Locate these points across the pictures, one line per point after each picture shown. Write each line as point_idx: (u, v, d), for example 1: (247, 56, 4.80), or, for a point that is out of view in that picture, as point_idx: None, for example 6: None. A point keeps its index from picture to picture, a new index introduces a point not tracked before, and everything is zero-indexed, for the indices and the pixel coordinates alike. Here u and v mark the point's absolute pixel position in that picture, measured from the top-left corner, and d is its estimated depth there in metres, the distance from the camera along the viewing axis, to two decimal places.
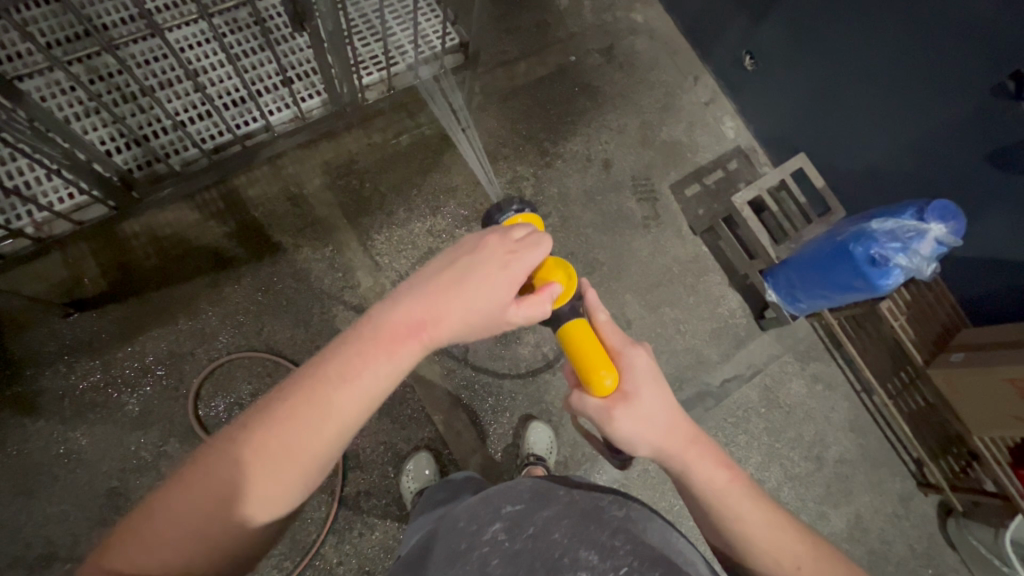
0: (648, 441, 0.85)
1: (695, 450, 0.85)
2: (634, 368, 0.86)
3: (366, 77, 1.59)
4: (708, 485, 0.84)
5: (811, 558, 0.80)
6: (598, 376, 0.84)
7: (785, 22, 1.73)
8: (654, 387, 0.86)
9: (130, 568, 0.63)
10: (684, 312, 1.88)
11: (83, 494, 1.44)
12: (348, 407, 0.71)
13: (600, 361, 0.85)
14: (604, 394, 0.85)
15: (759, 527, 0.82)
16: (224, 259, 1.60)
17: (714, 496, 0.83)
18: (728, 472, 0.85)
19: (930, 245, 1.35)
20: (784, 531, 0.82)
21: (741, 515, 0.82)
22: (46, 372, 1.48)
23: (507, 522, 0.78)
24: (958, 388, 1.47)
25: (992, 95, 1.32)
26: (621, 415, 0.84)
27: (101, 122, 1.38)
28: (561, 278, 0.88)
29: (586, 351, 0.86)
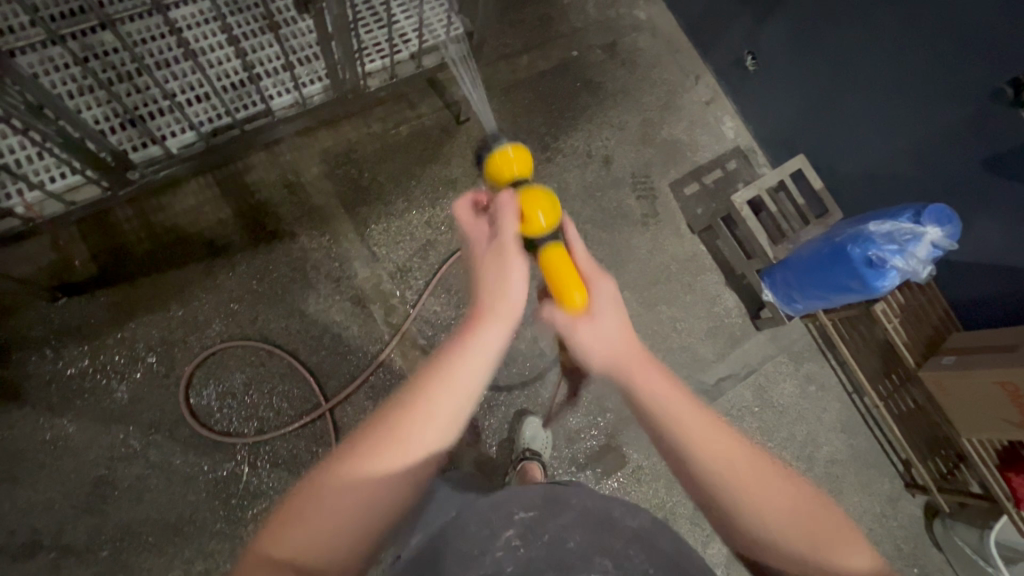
0: (599, 353, 0.83)
1: (642, 369, 0.81)
2: (600, 292, 0.88)
3: (369, 64, 1.52)
4: (650, 396, 0.79)
5: (750, 458, 0.77)
6: (569, 294, 0.86)
7: (786, 23, 1.73)
8: (615, 313, 0.86)
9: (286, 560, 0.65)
10: (680, 310, 1.89)
11: (69, 483, 1.41)
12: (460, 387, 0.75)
13: (573, 282, 0.87)
14: (571, 312, 0.86)
15: (700, 430, 0.77)
16: (219, 245, 1.57)
17: (655, 406, 0.78)
18: (671, 385, 0.81)
19: (926, 248, 1.37)
20: (723, 438, 0.78)
21: (682, 420, 0.77)
22: (32, 357, 1.45)
23: (520, 529, 0.75)
24: (948, 391, 1.48)
25: (991, 100, 1.34)
26: (583, 332, 0.85)
27: (96, 101, 1.35)
28: (543, 207, 0.92)
29: (558, 269, 0.89)
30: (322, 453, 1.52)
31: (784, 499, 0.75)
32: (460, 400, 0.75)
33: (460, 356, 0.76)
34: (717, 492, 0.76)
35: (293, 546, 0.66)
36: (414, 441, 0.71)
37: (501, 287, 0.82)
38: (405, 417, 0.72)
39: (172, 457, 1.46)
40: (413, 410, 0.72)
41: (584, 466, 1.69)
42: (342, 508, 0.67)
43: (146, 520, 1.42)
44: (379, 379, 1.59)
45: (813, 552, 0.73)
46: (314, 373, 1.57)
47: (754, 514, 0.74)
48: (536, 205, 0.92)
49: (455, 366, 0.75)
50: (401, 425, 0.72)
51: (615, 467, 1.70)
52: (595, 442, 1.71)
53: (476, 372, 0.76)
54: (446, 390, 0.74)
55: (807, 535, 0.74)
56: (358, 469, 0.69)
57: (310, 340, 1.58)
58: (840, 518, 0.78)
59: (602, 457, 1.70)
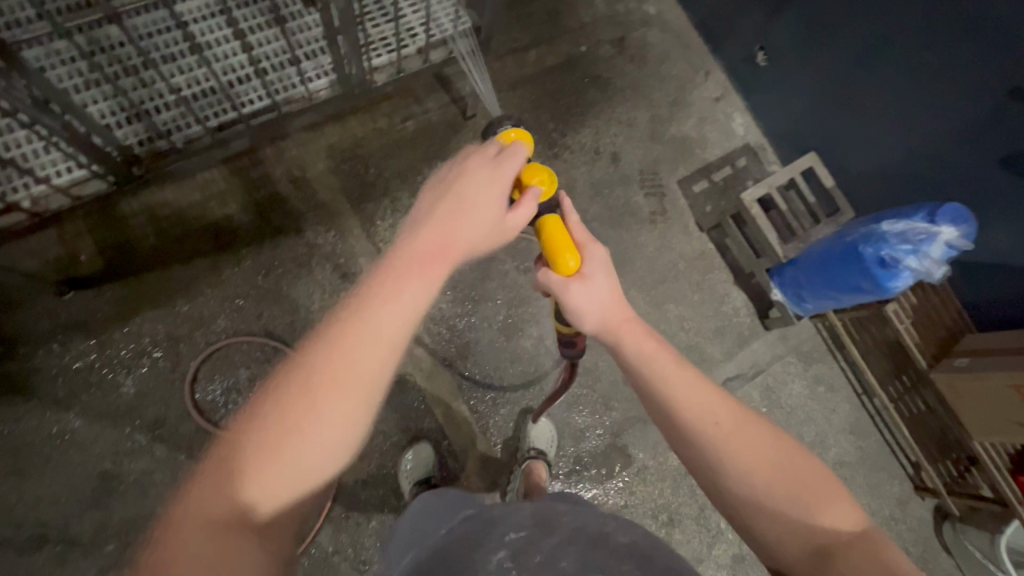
0: (592, 314, 0.86)
1: (629, 329, 0.87)
2: (594, 259, 0.86)
3: (375, 59, 1.51)
4: (637, 352, 0.85)
5: (731, 415, 0.81)
6: (563, 259, 0.83)
7: (799, 18, 1.70)
8: (607, 277, 0.87)
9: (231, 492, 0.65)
10: (688, 309, 1.87)
11: (76, 477, 1.42)
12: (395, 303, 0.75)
13: (566, 245, 0.83)
14: (564, 275, 0.84)
15: (682, 388, 0.82)
16: (225, 241, 1.57)
17: (641, 362, 0.85)
18: (656, 344, 0.87)
19: (941, 249, 1.34)
20: (706, 393, 0.83)
21: (666, 377, 0.83)
22: (39, 351, 1.45)
23: (513, 549, 0.73)
24: (960, 394, 1.47)
25: (1008, 98, 1.30)
26: (577, 293, 0.84)
27: (102, 95, 1.34)
28: (540, 179, 0.85)
29: (554, 235, 0.83)
30: None
31: (765, 452, 0.78)
32: (399, 321, 0.75)
33: (385, 286, 0.76)
34: (700, 443, 0.79)
35: (217, 487, 0.65)
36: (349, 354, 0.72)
37: (437, 218, 0.82)
38: (328, 346, 0.72)
39: (177, 453, 1.46)
40: (338, 339, 0.73)
41: (589, 466, 1.68)
42: (280, 427, 0.67)
43: (151, 515, 1.43)
44: None
45: (794, 504, 0.75)
46: None
47: (736, 465, 0.78)
48: (534, 176, 0.85)
49: (380, 295, 0.76)
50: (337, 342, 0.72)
51: (621, 467, 1.69)
52: (600, 441, 1.70)
53: (402, 298, 0.76)
54: (370, 318, 0.74)
55: (787, 485, 0.77)
56: (284, 403, 0.69)
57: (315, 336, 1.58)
58: (824, 478, 0.79)
59: (607, 456, 1.69)
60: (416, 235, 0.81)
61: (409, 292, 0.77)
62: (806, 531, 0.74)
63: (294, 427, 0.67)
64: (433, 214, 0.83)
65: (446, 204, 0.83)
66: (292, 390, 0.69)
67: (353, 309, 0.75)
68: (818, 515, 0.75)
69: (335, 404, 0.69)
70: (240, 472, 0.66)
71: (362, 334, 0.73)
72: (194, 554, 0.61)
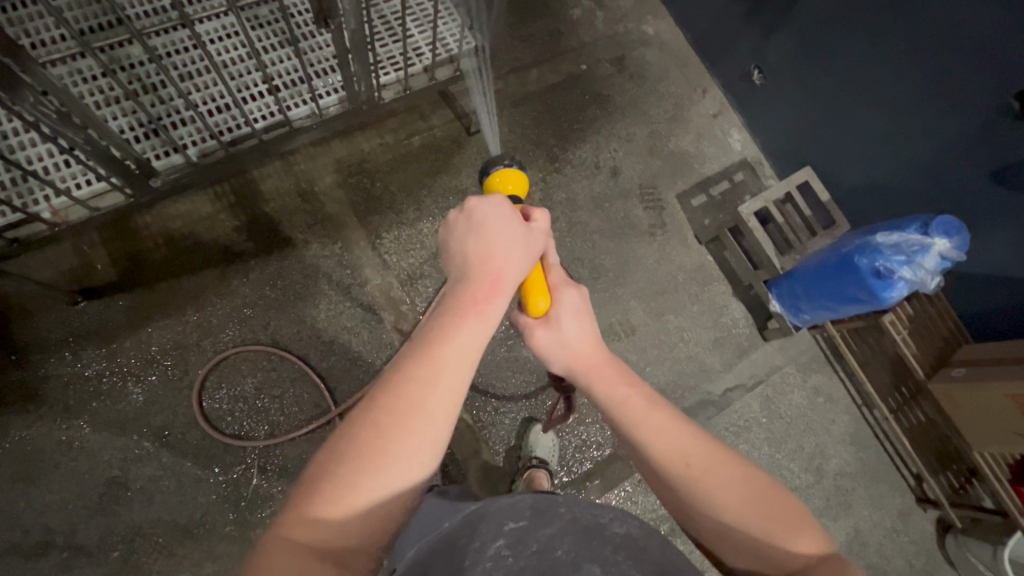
0: (558, 356, 0.90)
1: (598, 370, 0.88)
2: (563, 302, 0.91)
3: (383, 77, 1.56)
4: (604, 394, 0.87)
5: (703, 454, 0.81)
6: (533, 300, 0.89)
7: (792, 38, 1.76)
8: (576, 318, 0.91)
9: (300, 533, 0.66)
10: (687, 320, 1.89)
11: (84, 483, 1.43)
12: (455, 356, 0.75)
13: (538, 289, 0.90)
14: (533, 317, 0.90)
15: (651, 428, 0.83)
16: (234, 253, 1.61)
17: (610, 404, 0.86)
18: (629, 387, 0.87)
19: (934, 259, 1.37)
20: (677, 432, 0.83)
21: (635, 418, 0.84)
22: (51, 358, 1.48)
23: (510, 538, 0.75)
24: (959, 404, 1.48)
25: (996, 115, 1.35)
26: (541, 337, 0.90)
27: (122, 112, 1.40)
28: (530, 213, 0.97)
29: (526, 278, 0.91)
30: None
31: (733, 485, 0.79)
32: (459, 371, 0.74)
33: (441, 334, 0.76)
34: (669, 480, 0.80)
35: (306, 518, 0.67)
36: (411, 403, 0.71)
37: (489, 254, 0.83)
38: (397, 386, 0.72)
39: (183, 460, 1.48)
40: (405, 377, 0.73)
41: (591, 477, 1.69)
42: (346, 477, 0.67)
43: (156, 522, 1.44)
44: None
45: (769, 536, 0.76)
46: (325, 377, 1.59)
47: (705, 498, 0.78)
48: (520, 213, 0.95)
49: (443, 333, 0.76)
50: (399, 391, 0.71)
51: (623, 478, 1.70)
52: (601, 451, 1.71)
53: (465, 336, 0.76)
54: (434, 357, 0.74)
55: (758, 517, 0.77)
56: (357, 447, 0.68)
57: (321, 346, 1.61)
58: (800, 509, 0.80)
59: (608, 466, 1.70)
60: (475, 274, 0.82)
61: (471, 336, 0.77)
62: (784, 564, 0.75)
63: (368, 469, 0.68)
64: (487, 249, 0.84)
65: (491, 239, 0.85)
66: (364, 432, 0.69)
67: (419, 347, 0.75)
68: (785, 540, 0.76)
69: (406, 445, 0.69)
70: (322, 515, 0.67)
71: (429, 372, 0.73)
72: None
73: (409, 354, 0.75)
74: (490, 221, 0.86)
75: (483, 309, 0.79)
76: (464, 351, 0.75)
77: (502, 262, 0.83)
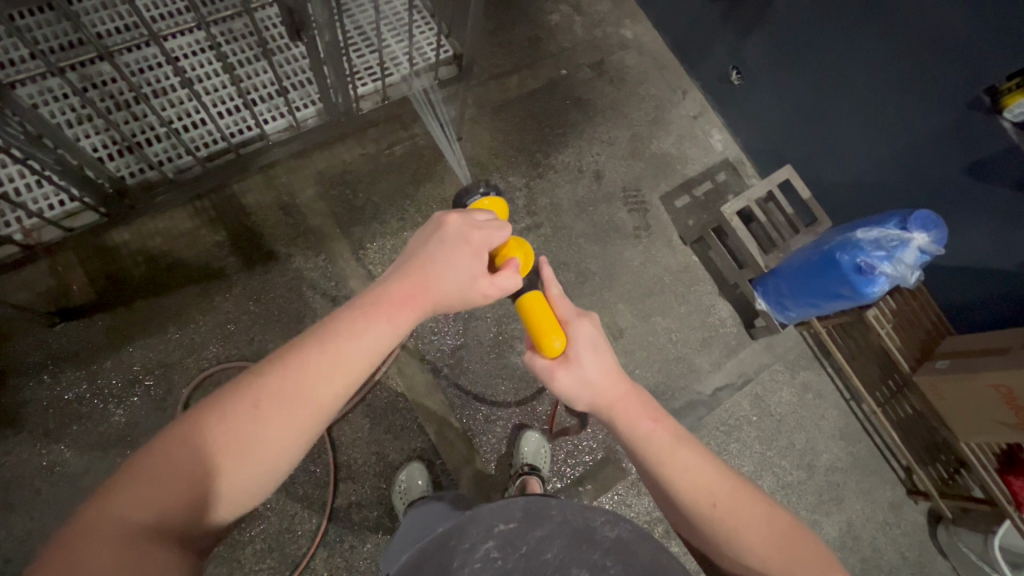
0: (583, 395, 0.88)
1: (623, 405, 0.88)
2: (578, 338, 0.89)
3: (361, 87, 1.56)
4: (632, 432, 0.86)
5: (728, 495, 0.82)
6: (548, 341, 0.88)
7: (767, 40, 1.78)
8: (595, 354, 0.89)
9: (137, 481, 0.65)
10: (674, 321, 1.90)
11: (66, 509, 1.40)
12: (353, 354, 0.76)
13: (551, 327, 0.89)
14: (550, 358, 0.89)
15: (680, 467, 0.83)
16: (215, 268, 1.59)
17: (637, 442, 0.85)
18: (652, 421, 0.87)
19: (913, 254, 1.39)
20: (703, 470, 0.83)
21: (663, 457, 0.83)
22: (30, 383, 1.45)
23: (500, 540, 0.75)
24: (943, 396, 1.50)
25: (969, 109, 1.38)
26: (563, 378, 0.89)
27: (94, 130, 1.38)
28: (520, 256, 0.95)
29: (536, 320, 0.90)
30: (320, 473, 1.54)
31: (760, 529, 0.80)
32: (350, 371, 0.76)
33: (343, 327, 0.77)
34: (697, 522, 0.82)
35: (151, 471, 0.66)
36: (295, 386, 0.73)
37: (420, 260, 0.85)
38: (286, 370, 0.73)
39: None
40: (296, 364, 0.74)
41: (583, 481, 1.68)
42: (207, 441, 0.68)
43: None
44: (376, 398, 1.61)
45: None
46: None
47: (733, 540, 0.80)
48: (513, 252, 0.94)
49: (346, 328, 0.78)
50: (289, 373, 0.73)
51: (616, 481, 1.69)
52: (592, 456, 1.71)
53: (366, 333, 0.78)
54: (328, 351, 0.75)
55: (788, 564, 0.78)
56: (230, 423, 0.70)
57: None
58: (820, 550, 0.81)
59: (600, 471, 1.70)
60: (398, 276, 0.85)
61: (372, 334, 0.79)
62: None
63: (236, 446, 0.69)
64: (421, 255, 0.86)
65: (428, 253, 0.86)
66: (239, 409, 0.70)
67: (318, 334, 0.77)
68: None
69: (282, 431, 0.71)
70: (171, 475, 0.66)
71: (323, 364, 0.75)
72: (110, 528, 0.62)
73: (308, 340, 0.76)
74: (437, 235, 0.87)
75: (391, 309, 0.81)
76: (362, 351, 0.77)
77: (432, 274, 0.85)
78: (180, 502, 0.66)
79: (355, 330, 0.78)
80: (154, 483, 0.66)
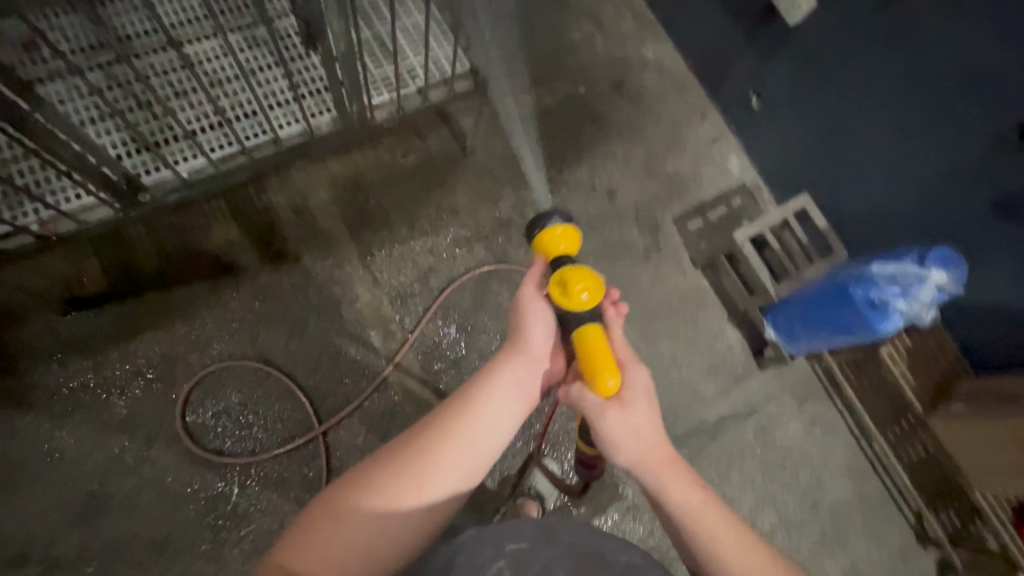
0: (629, 449, 0.89)
1: (670, 470, 0.88)
2: (633, 381, 0.92)
3: (377, 96, 1.55)
4: (680, 500, 0.86)
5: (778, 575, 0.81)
6: (603, 378, 0.88)
7: (790, 66, 1.76)
8: (647, 404, 0.91)
9: (345, 514, 0.77)
10: (681, 345, 1.87)
11: (63, 495, 1.42)
12: (497, 405, 0.90)
13: (607, 365, 0.89)
14: (604, 396, 0.90)
15: (728, 542, 0.82)
16: (226, 266, 1.61)
17: (687, 513, 0.85)
18: (700, 491, 0.87)
19: (930, 292, 1.35)
20: (754, 548, 0.83)
21: (713, 531, 0.83)
22: (38, 368, 1.48)
23: (510, 559, 0.85)
24: (957, 441, 1.50)
25: (995, 145, 1.34)
26: (612, 419, 0.90)
27: (114, 127, 1.42)
28: (587, 285, 0.94)
29: (594, 352, 0.90)
30: (313, 476, 1.52)
31: None
32: (497, 421, 0.89)
33: (486, 391, 0.91)
34: None
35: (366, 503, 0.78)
36: (454, 443, 0.84)
37: (524, 341, 0.98)
38: (445, 453, 0.83)
39: (164, 475, 1.47)
40: (453, 448, 0.84)
41: (578, 503, 1.65)
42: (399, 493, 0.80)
43: (134, 537, 1.42)
44: (373, 405, 1.60)
45: None
46: (309, 394, 1.58)
47: None
48: (580, 282, 0.94)
49: (484, 413, 0.88)
50: (446, 436, 0.85)
51: (610, 504, 1.66)
52: None
53: (502, 419, 0.90)
54: (476, 428, 0.87)
55: None
56: (403, 502, 0.79)
57: (307, 362, 1.60)
58: None
59: (598, 492, 1.66)
60: (514, 361, 0.96)
61: (510, 393, 0.92)
62: None
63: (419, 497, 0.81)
64: (517, 338, 0.99)
65: (530, 318, 0.99)
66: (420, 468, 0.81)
67: (463, 415, 0.87)
68: None
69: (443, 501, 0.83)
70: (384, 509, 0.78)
71: (481, 420, 0.88)
72: (349, 530, 0.76)
73: (452, 421, 0.86)
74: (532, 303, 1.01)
75: (517, 388, 0.94)
76: (503, 404, 0.91)
77: (529, 339, 0.98)
78: (396, 527, 0.79)
79: (493, 391, 0.91)
80: (363, 513, 0.78)
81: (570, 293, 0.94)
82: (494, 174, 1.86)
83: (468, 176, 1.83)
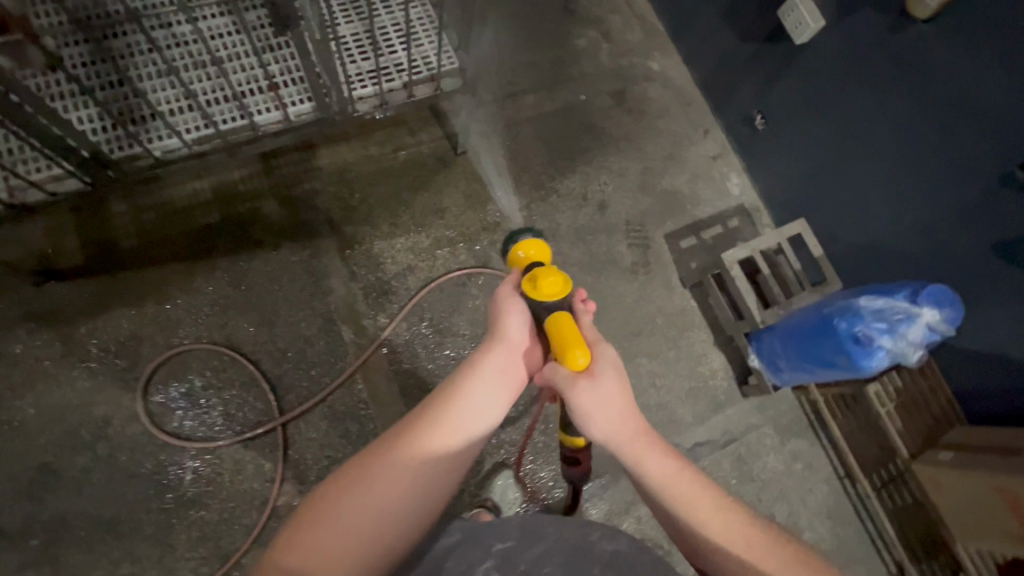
0: (601, 426, 0.85)
1: (645, 444, 0.83)
2: (604, 358, 0.88)
3: (360, 89, 1.53)
4: (659, 474, 0.82)
5: (760, 539, 0.78)
6: (573, 354, 0.84)
7: (795, 87, 1.71)
8: (617, 379, 0.87)
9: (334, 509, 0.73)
10: (661, 365, 1.81)
11: (17, 464, 1.42)
12: (481, 393, 0.88)
13: (577, 342, 0.85)
14: (573, 371, 0.86)
15: (708, 511, 0.79)
16: (203, 250, 1.61)
17: (666, 486, 0.81)
18: (678, 462, 0.83)
19: (918, 330, 1.28)
20: (734, 516, 0.80)
21: (691, 502, 0.80)
22: (6, 337, 1.49)
23: (497, 559, 0.82)
24: (945, 490, 1.36)
25: (1000, 184, 1.27)
26: (583, 394, 0.85)
27: (87, 103, 1.42)
28: (555, 277, 0.93)
29: (563, 333, 0.86)
30: (268, 468, 1.49)
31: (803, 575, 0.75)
32: (482, 408, 0.87)
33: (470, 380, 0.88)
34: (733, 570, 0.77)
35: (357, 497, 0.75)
36: (441, 431, 0.82)
37: (502, 331, 0.95)
38: (428, 437, 0.81)
39: (119, 453, 1.46)
40: (437, 432, 0.82)
41: None
42: (391, 483, 0.77)
43: (82, 514, 1.41)
44: (336, 400, 1.57)
45: None
46: (274, 385, 1.56)
47: None
48: (549, 275, 0.93)
49: (467, 398, 0.86)
50: (432, 425, 0.82)
51: None
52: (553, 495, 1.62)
53: (488, 406, 0.87)
54: (462, 416, 0.84)
55: None
56: (391, 493, 0.76)
57: (275, 353, 1.58)
58: None
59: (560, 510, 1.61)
60: (495, 349, 0.93)
61: (495, 382, 0.90)
62: None
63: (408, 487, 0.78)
64: (495, 330, 0.96)
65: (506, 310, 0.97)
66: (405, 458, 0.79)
67: (447, 403, 0.85)
68: None
69: (436, 484, 0.80)
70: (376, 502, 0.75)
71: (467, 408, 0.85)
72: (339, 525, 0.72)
73: (438, 409, 0.84)
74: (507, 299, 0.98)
75: (502, 377, 0.91)
76: (488, 392, 0.88)
77: (507, 330, 0.95)
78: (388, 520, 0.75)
79: (477, 379, 0.89)
80: (353, 508, 0.74)
81: (535, 284, 0.94)
82: (484, 176, 1.83)
83: (457, 177, 1.80)
